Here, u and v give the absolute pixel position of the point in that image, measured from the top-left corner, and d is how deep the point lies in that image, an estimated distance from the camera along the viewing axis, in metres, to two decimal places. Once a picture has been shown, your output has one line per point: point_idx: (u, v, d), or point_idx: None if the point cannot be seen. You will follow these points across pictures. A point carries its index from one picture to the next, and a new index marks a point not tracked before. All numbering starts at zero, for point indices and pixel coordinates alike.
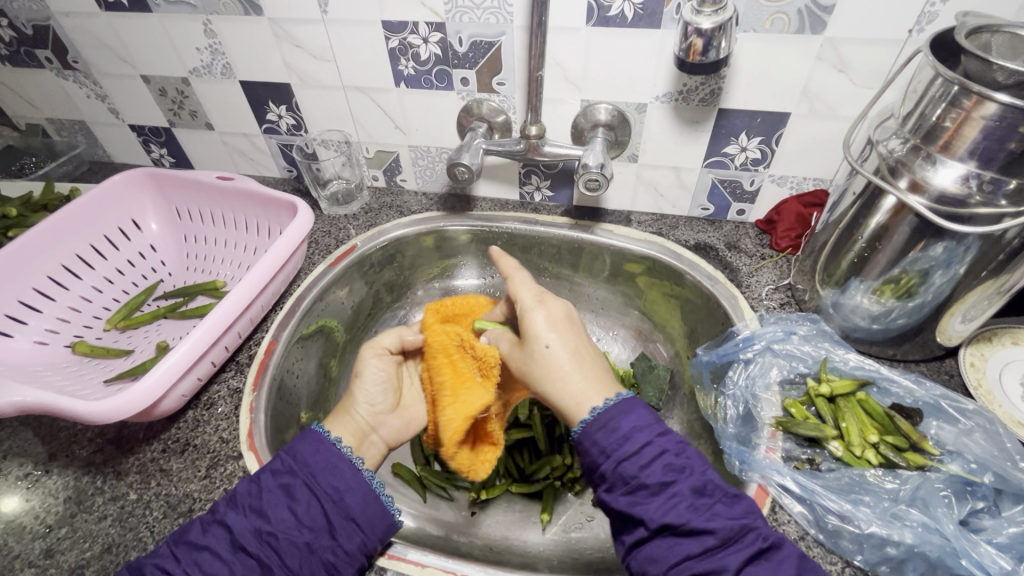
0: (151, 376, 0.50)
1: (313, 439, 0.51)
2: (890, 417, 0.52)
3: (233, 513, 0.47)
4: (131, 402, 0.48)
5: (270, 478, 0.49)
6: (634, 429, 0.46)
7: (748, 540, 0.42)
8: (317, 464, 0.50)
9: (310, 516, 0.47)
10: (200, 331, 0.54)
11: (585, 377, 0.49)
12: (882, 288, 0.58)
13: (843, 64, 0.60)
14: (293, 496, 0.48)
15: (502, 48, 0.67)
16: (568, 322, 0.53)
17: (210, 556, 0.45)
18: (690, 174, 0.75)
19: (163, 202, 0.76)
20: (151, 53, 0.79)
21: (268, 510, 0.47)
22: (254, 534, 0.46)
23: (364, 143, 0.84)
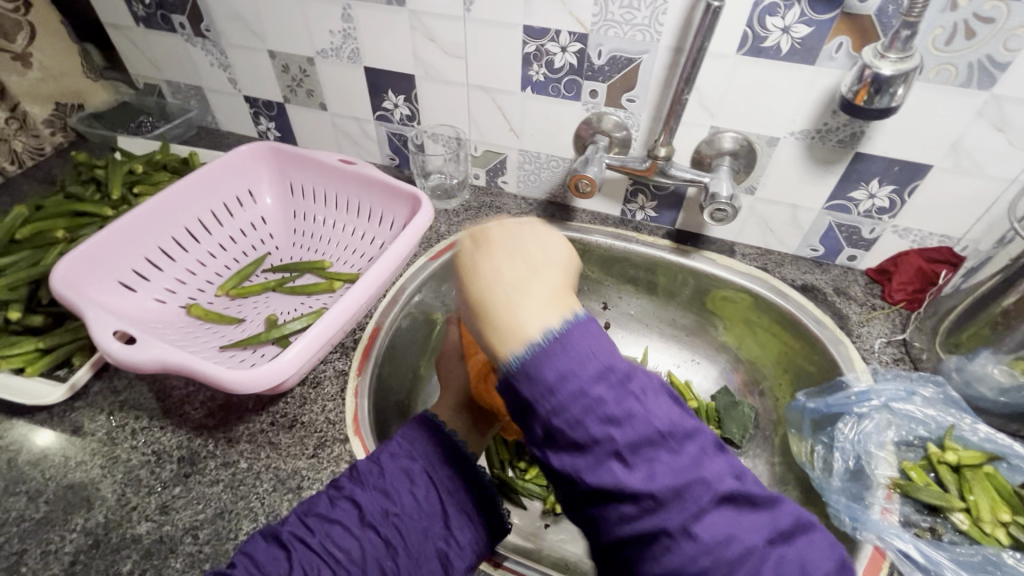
0: (287, 354, 0.51)
1: (429, 425, 0.54)
2: (1021, 496, 0.50)
3: (359, 487, 0.48)
4: (267, 377, 0.50)
5: (390, 458, 0.51)
6: (589, 351, 0.35)
7: None
8: (436, 452, 0.52)
9: (429, 501, 0.49)
10: (332, 316, 0.54)
11: (536, 297, 0.37)
12: (1016, 363, 0.56)
13: (1003, 124, 0.58)
14: (415, 480, 0.50)
15: (640, 66, 0.67)
16: (543, 252, 0.41)
17: (341, 531, 0.45)
18: (807, 213, 0.73)
19: (278, 176, 0.78)
20: (283, 31, 0.81)
21: (392, 490, 0.48)
22: (382, 513, 0.47)
23: (474, 142, 0.84)
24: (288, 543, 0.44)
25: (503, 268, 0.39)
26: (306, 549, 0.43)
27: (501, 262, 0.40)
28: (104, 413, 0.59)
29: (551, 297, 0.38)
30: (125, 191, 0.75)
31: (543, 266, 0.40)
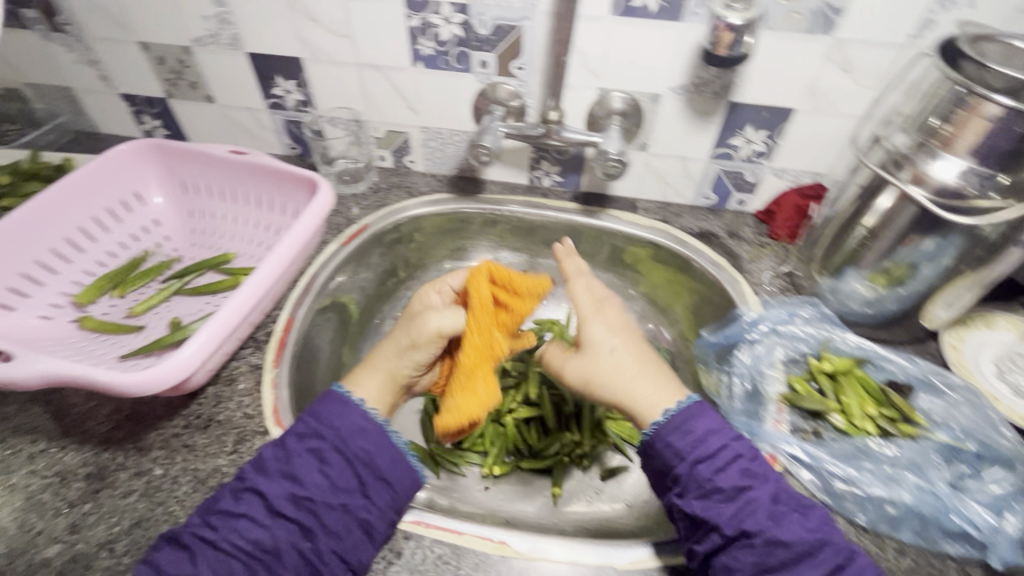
0: (188, 349, 0.50)
1: (336, 401, 0.52)
2: (885, 392, 0.57)
3: (262, 476, 0.48)
4: (166, 375, 0.48)
5: (295, 442, 0.50)
6: (709, 432, 0.47)
7: (824, 556, 0.42)
8: (344, 426, 0.50)
9: (342, 476, 0.48)
10: (233, 306, 0.53)
11: (646, 384, 0.50)
12: (874, 278, 0.63)
13: (848, 65, 0.64)
14: (325, 460, 0.49)
15: (524, 33, 0.68)
16: (615, 333, 0.52)
17: (249, 523, 0.45)
18: (696, 164, 0.78)
19: (167, 174, 0.74)
20: (152, 20, 0.76)
21: (300, 474, 0.48)
22: (291, 499, 0.46)
23: (374, 123, 0.83)
24: (191, 543, 0.44)
25: (603, 356, 0.51)
26: (211, 549, 0.44)
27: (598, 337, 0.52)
28: None
29: (626, 350, 0.52)
30: None
31: (617, 343, 0.52)
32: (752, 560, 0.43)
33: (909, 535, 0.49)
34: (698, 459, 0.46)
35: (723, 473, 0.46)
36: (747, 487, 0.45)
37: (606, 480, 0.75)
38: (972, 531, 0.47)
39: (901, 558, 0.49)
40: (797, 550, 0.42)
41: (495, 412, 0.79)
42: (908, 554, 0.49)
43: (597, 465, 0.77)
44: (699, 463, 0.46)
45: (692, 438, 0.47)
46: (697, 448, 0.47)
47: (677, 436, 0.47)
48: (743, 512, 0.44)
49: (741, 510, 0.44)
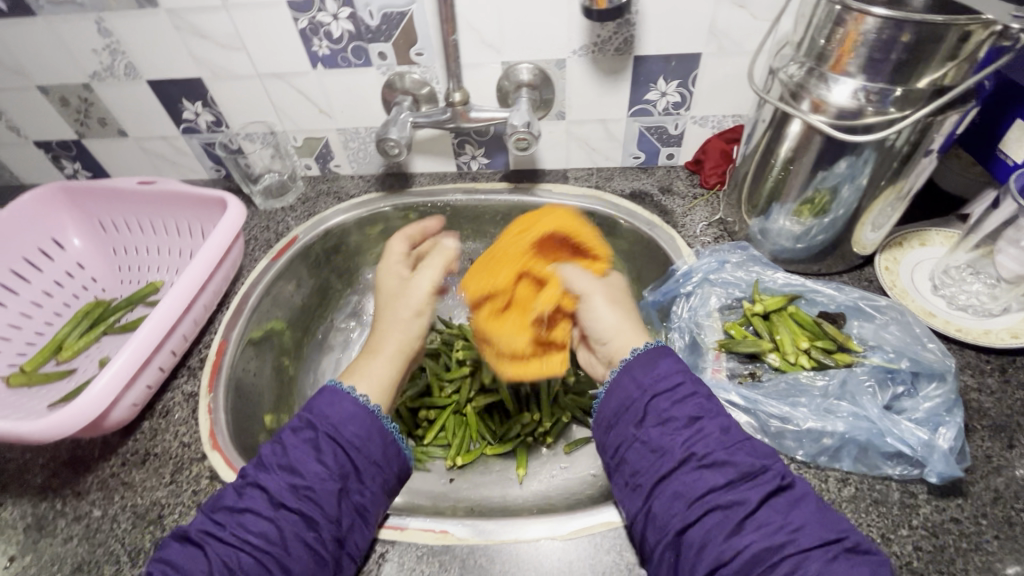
0: (96, 385, 0.49)
1: (330, 393, 0.51)
2: (818, 324, 0.56)
3: (262, 471, 0.47)
4: (73, 417, 0.48)
5: (292, 435, 0.49)
6: (671, 370, 0.50)
7: (767, 478, 0.43)
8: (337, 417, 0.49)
9: (337, 463, 0.47)
10: (140, 335, 0.53)
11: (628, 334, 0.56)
12: (801, 209, 0.62)
13: (742, 0, 0.62)
14: (320, 448, 0.48)
15: (414, 17, 0.67)
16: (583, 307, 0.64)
17: (252, 517, 0.45)
18: (617, 124, 0.77)
19: (83, 216, 0.73)
20: (43, 61, 0.74)
21: (298, 464, 0.47)
22: (291, 489, 0.45)
23: (291, 132, 0.82)
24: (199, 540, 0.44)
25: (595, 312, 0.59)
26: (220, 543, 0.44)
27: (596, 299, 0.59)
28: None
29: (611, 313, 0.59)
30: None
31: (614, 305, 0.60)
32: (699, 483, 0.43)
33: (848, 463, 0.49)
34: (658, 394, 0.48)
35: (679, 405, 0.48)
36: (701, 417, 0.47)
37: (572, 454, 0.74)
38: (907, 450, 0.46)
39: (842, 487, 0.49)
40: (741, 471, 0.43)
41: (453, 402, 0.77)
42: (851, 482, 0.49)
43: (562, 440, 0.77)
44: (656, 397, 0.48)
45: (654, 375, 0.50)
46: (657, 385, 0.49)
47: (640, 376, 0.50)
48: (695, 438, 0.45)
49: (694, 437, 0.45)
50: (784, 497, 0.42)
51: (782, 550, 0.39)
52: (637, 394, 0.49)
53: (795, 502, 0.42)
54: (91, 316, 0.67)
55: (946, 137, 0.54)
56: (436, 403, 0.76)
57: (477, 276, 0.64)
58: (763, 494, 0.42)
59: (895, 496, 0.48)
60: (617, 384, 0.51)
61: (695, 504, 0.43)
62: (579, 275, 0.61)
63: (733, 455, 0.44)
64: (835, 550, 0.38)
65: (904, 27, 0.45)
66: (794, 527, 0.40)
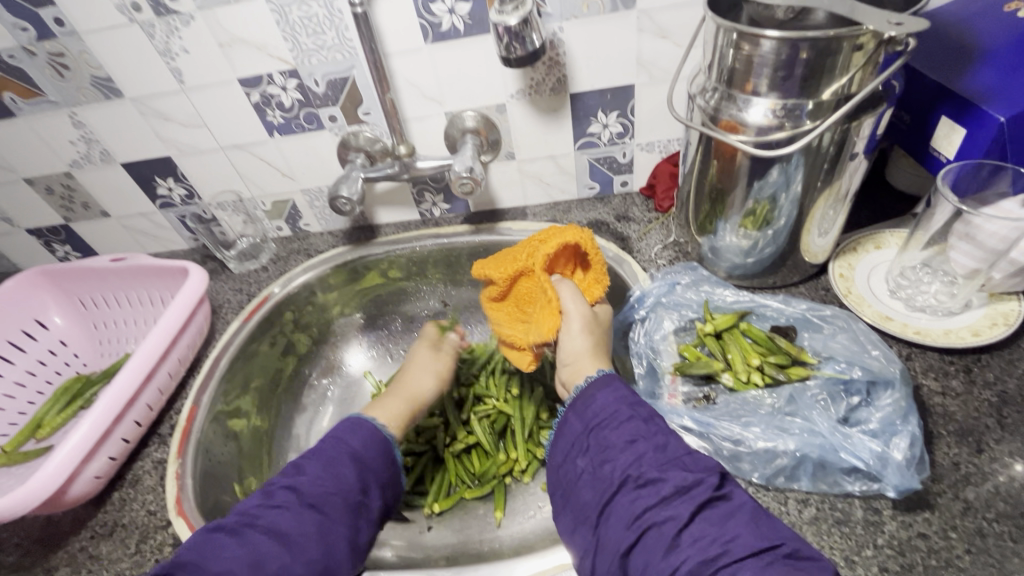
0: (51, 463, 0.51)
1: (350, 422, 0.54)
2: (771, 339, 0.56)
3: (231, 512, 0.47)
4: (28, 496, 0.49)
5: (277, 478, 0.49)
6: (611, 399, 0.48)
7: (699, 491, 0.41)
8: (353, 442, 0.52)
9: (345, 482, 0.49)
10: (99, 409, 0.54)
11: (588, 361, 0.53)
12: (744, 223, 0.61)
13: (663, 31, 0.65)
14: (328, 468, 0.49)
15: (356, 81, 0.70)
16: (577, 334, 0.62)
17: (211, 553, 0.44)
18: (567, 158, 0.79)
19: (64, 295, 0.77)
20: (27, 156, 0.80)
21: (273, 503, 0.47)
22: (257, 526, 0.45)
23: (259, 198, 0.86)
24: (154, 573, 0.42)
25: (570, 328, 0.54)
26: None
27: (573, 311, 0.55)
28: None
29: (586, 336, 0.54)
30: None
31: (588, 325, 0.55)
32: (635, 506, 0.41)
33: (806, 482, 0.47)
34: (596, 425, 0.47)
35: (618, 430, 0.46)
36: (637, 440, 0.45)
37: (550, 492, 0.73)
38: (862, 465, 0.45)
39: (803, 508, 0.47)
40: (676, 487, 0.41)
41: (431, 447, 0.77)
42: (812, 503, 0.47)
43: (541, 477, 0.76)
44: (597, 426, 0.47)
45: (597, 404, 0.48)
46: (597, 415, 0.48)
47: (582, 409, 0.49)
48: (633, 460, 0.44)
49: (632, 459, 0.44)
50: (719, 509, 0.40)
51: (714, 564, 0.37)
52: (579, 428, 0.48)
53: (731, 513, 0.40)
54: (70, 392, 0.70)
55: (869, 139, 0.53)
56: (413, 448, 0.76)
57: (490, 263, 0.61)
58: (694, 508, 0.40)
59: (858, 514, 0.46)
60: (566, 419, 0.50)
61: (632, 526, 0.41)
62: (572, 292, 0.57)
63: (668, 472, 0.42)
64: (769, 557, 0.37)
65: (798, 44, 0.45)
66: (728, 539, 0.38)
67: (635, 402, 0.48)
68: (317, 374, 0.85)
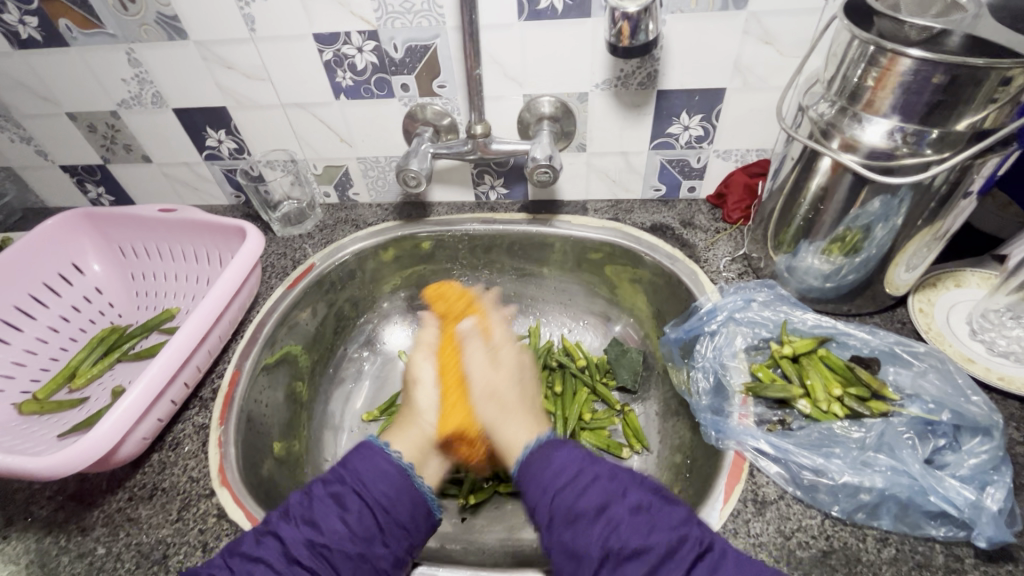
0: (106, 423, 0.49)
1: (367, 450, 0.50)
2: (850, 369, 0.54)
3: (282, 521, 0.46)
4: (83, 452, 0.48)
5: (321, 487, 0.48)
6: (564, 464, 0.47)
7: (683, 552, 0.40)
8: (366, 472, 0.49)
9: (360, 524, 0.46)
10: (154, 370, 0.53)
11: (517, 423, 0.54)
12: (830, 248, 0.60)
13: (769, 36, 0.62)
14: (344, 505, 0.47)
15: (438, 51, 0.67)
16: (522, 368, 0.60)
17: (265, 569, 0.43)
18: (638, 157, 0.76)
19: (104, 242, 0.75)
20: (75, 90, 0.76)
21: (320, 520, 0.45)
22: (307, 546, 0.44)
23: (311, 160, 0.82)
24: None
25: (503, 378, 0.57)
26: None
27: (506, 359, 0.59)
28: None
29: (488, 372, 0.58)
30: None
31: (521, 374, 0.59)
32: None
33: (888, 522, 0.46)
34: (561, 486, 0.46)
35: (585, 495, 0.44)
36: (606, 505, 0.43)
37: None
38: (952, 510, 0.44)
39: (882, 548, 0.45)
40: (660, 555, 0.40)
41: None
42: (891, 543, 0.45)
43: None
44: (560, 493, 0.45)
45: (552, 474, 0.46)
46: (558, 479, 0.46)
47: (540, 474, 0.47)
48: (607, 532, 0.42)
49: (605, 531, 0.42)
50: (708, 562, 0.40)
51: None
52: (541, 495, 0.46)
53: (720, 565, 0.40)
54: (106, 343, 0.67)
55: (986, 179, 0.52)
56: None
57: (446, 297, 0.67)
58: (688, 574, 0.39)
59: (940, 559, 0.44)
60: (526, 487, 0.48)
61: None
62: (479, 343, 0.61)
63: (651, 539, 0.41)
64: None
65: (942, 68, 0.43)
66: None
67: (594, 459, 0.48)
68: (355, 350, 0.83)
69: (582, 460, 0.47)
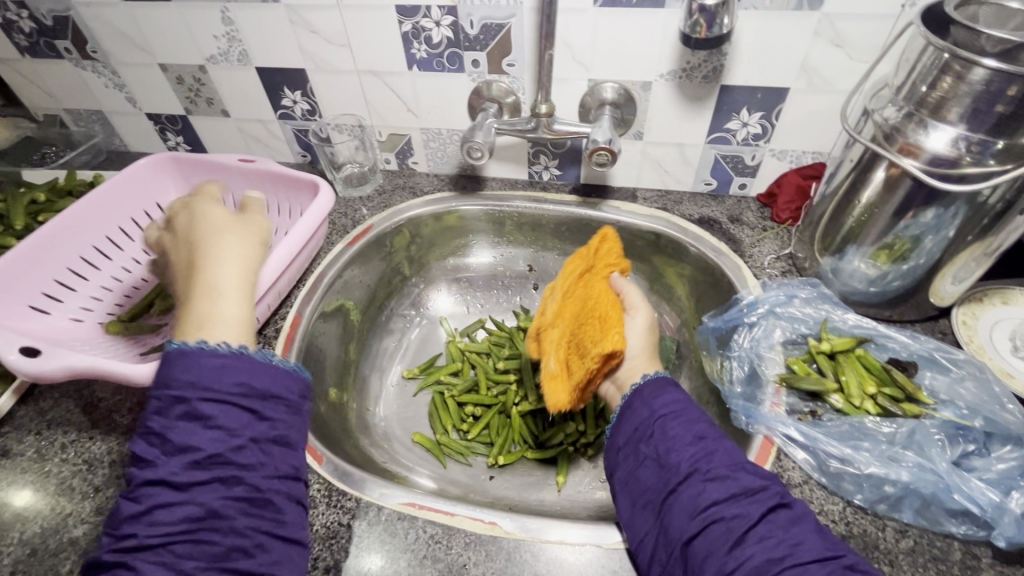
0: None
1: (179, 353, 0.42)
2: (886, 370, 0.56)
3: (152, 467, 0.40)
4: None
5: (163, 418, 0.41)
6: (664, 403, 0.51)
7: (761, 496, 0.43)
8: (205, 377, 0.42)
9: (235, 420, 0.42)
10: None
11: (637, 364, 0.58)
12: (877, 253, 0.61)
13: (840, 39, 0.63)
14: (200, 415, 0.41)
15: (511, 30, 0.70)
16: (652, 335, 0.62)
17: (166, 505, 0.39)
18: (693, 150, 0.78)
19: (184, 186, 0.82)
20: (169, 42, 0.81)
21: (190, 440, 0.40)
22: (190, 465, 0.40)
23: (377, 127, 0.86)
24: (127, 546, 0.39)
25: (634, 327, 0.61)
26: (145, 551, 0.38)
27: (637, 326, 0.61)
28: (31, 434, 0.60)
29: (645, 335, 0.61)
30: (31, 220, 0.79)
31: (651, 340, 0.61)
32: (702, 498, 0.43)
33: (909, 515, 0.48)
34: (663, 414, 0.50)
35: (685, 426, 0.48)
36: (705, 437, 0.47)
37: None
38: (975, 509, 0.45)
39: (900, 538, 0.47)
40: (743, 488, 0.43)
41: (499, 403, 0.79)
42: (910, 535, 0.47)
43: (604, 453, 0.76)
44: (663, 417, 0.50)
45: (658, 401, 0.51)
46: (660, 408, 0.50)
47: (649, 400, 0.51)
48: (702, 455, 0.46)
49: (699, 453, 0.46)
50: (785, 514, 0.42)
51: (780, 563, 0.39)
52: (645, 415, 0.51)
53: (795, 520, 0.42)
54: None
55: None
56: (483, 400, 0.79)
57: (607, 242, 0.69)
58: (763, 509, 0.42)
59: (957, 555, 0.46)
60: (630, 407, 0.52)
61: (698, 517, 0.43)
62: (634, 331, 0.61)
63: (737, 473, 0.44)
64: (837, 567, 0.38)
65: (1016, 81, 0.44)
66: (793, 543, 0.40)
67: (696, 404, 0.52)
68: (401, 310, 0.88)
69: (693, 404, 0.51)
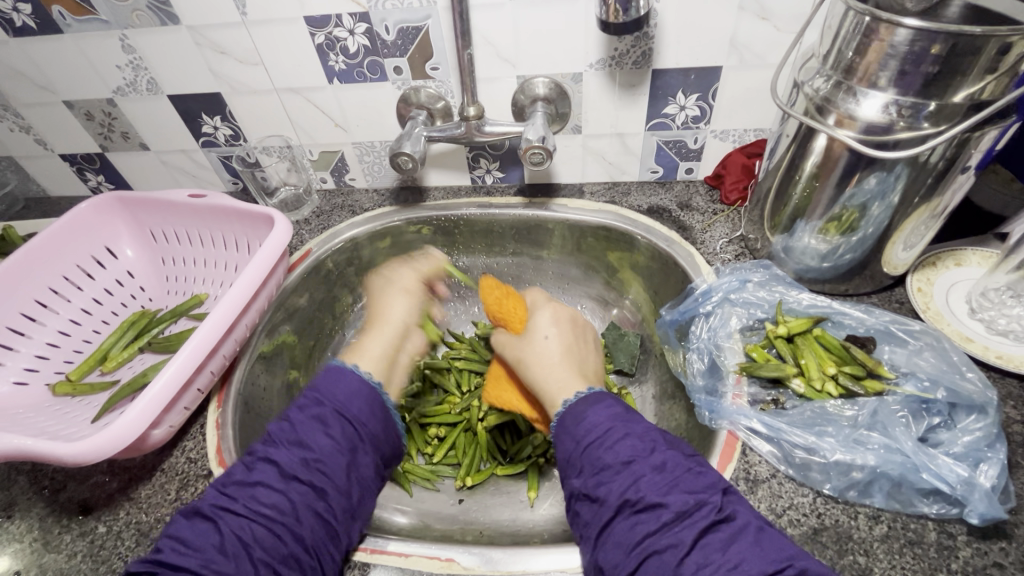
0: (134, 410, 0.50)
1: (334, 371, 0.56)
2: (846, 348, 0.54)
3: (273, 445, 0.50)
4: (114, 440, 0.49)
5: (299, 412, 0.53)
6: (593, 424, 0.49)
7: (701, 514, 0.41)
8: (337, 392, 0.54)
9: (343, 439, 0.52)
10: (179, 362, 0.53)
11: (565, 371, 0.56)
12: (826, 226, 0.59)
13: (765, 12, 0.61)
14: (326, 422, 0.52)
15: (430, 32, 0.66)
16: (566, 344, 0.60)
17: (266, 488, 0.47)
18: (634, 139, 0.75)
19: (136, 226, 0.76)
20: (71, 78, 0.76)
21: (309, 439, 0.51)
22: (302, 462, 0.49)
23: (307, 146, 0.82)
24: (213, 514, 0.45)
25: (534, 339, 0.60)
26: (232, 515, 0.45)
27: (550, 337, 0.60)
28: None
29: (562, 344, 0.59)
30: None
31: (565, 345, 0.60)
32: (635, 531, 0.42)
33: (880, 499, 0.46)
34: (589, 443, 0.48)
35: (614, 449, 0.47)
36: (632, 460, 0.45)
37: None
38: (945, 487, 0.43)
39: (874, 525, 0.45)
40: (675, 512, 0.42)
41: (465, 420, 0.76)
42: (883, 520, 0.45)
43: None
44: (590, 447, 0.48)
45: (584, 427, 0.49)
46: (588, 434, 0.49)
47: (573, 428, 0.50)
48: (629, 481, 0.44)
49: (628, 482, 0.44)
50: (724, 531, 0.40)
51: None
52: (572, 447, 0.49)
53: (735, 536, 0.40)
54: (137, 327, 0.69)
55: (985, 152, 0.51)
56: (447, 420, 0.76)
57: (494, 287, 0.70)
58: (696, 533, 0.40)
59: (931, 536, 0.44)
60: (559, 439, 0.51)
61: (634, 552, 0.41)
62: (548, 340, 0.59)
63: (668, 496, 0.43)
64: None
65: (939, 39, 0.42)
66: (733, 564, 0.38)
67: (626, 418, 0.50)
68: (355, 334, 0.84)
69: (618, 420, 0.49)
